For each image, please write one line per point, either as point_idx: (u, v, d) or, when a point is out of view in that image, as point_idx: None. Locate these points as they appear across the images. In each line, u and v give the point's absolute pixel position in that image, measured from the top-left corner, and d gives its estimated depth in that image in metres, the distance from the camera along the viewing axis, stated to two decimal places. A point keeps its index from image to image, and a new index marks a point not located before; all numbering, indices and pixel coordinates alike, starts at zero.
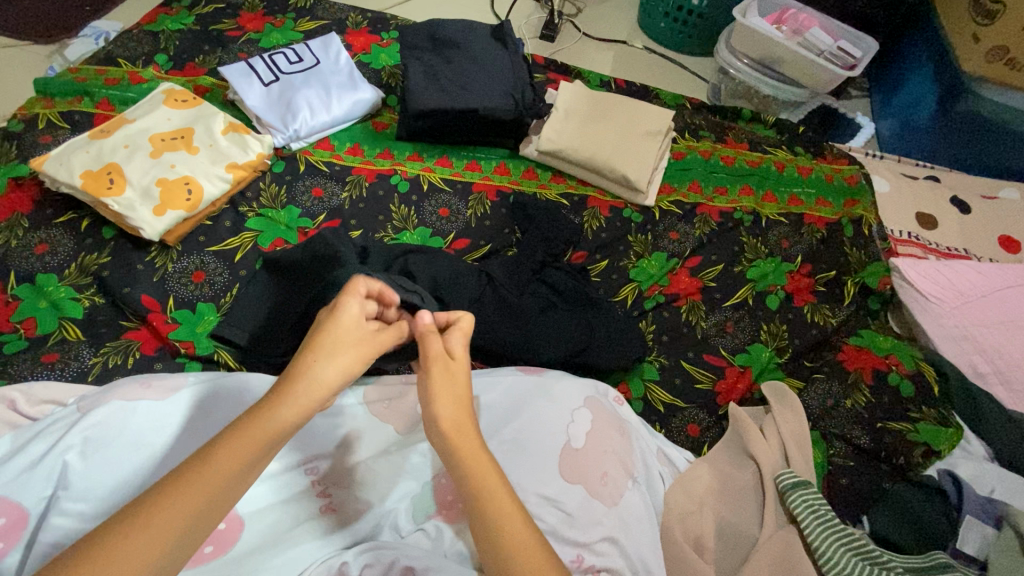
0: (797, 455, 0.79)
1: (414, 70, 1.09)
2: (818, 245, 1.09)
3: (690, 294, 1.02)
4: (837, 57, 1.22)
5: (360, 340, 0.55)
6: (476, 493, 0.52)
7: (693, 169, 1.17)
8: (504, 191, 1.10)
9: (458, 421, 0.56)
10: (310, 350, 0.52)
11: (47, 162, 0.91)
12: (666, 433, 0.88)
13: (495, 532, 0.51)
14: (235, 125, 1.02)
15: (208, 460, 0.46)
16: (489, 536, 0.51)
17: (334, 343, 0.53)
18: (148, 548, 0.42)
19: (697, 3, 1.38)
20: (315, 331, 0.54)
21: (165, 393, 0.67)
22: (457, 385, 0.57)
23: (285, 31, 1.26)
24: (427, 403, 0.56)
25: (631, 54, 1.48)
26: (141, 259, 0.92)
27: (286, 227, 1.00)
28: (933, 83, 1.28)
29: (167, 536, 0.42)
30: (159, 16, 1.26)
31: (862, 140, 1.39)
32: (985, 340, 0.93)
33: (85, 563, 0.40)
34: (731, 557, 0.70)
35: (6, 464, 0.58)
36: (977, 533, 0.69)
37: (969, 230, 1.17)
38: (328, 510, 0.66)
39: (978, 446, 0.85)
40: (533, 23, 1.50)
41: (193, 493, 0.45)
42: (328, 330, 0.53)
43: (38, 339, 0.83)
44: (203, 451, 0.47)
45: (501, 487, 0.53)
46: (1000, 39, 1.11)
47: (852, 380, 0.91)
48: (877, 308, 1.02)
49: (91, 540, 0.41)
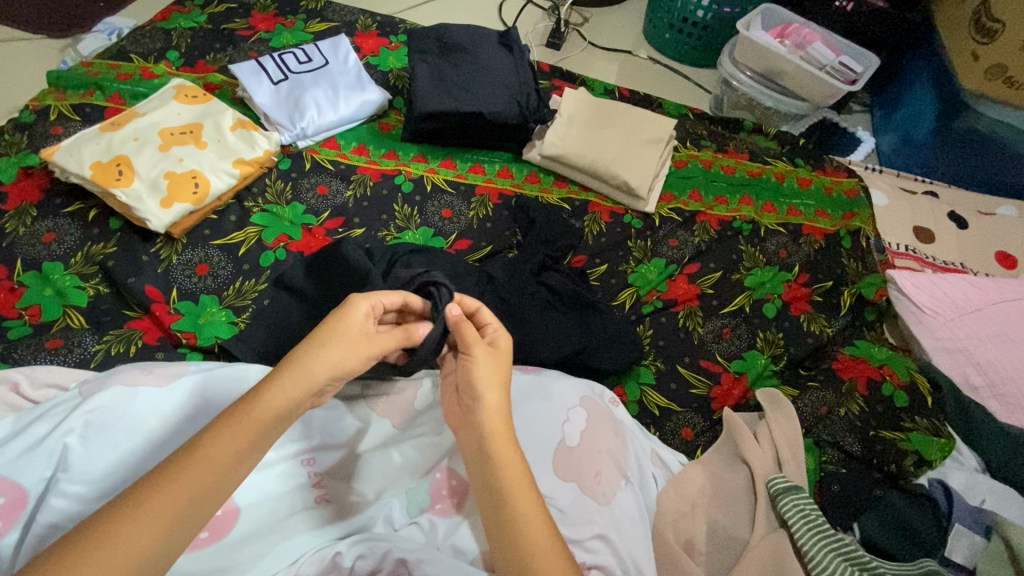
0: (790, 460, 0.80)
1: (422, 73, 1.10)
2: (816, 256, 1.10)
3: (688, 300, 1.02)
4: (838, 72, 1.23)
5: (366, 338, 0.56)
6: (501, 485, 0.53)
7: (694, 178, 1.19)
8: (506, 194, 1.12)
9: (486, 405, 0.56)
10: (306, 343, 0.54)
11: (57, 152, 0.93)
12: (660, 436, 0.89)
13: (510, 522, 0.52)
14: (243, 122, 1.03)
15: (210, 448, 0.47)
16: (506, 529, 0.52)
17: (326, 336, 0.54)
18: (138, 528, 0.43)
19: (702, 16, 1.40)
20: (320, 326, 0.55)
21: (166, 380, 0.67)
22: (492, 373, 0.58)
23: (296, 32, 1.28)
24: (473, 386, 0.58)
25: (635, 64, 1.50)
26: (147, 250, 0.93)
27: (291, 223, 1.01)
28: (933, 99, 1.30)
29: (155, 520, 0.43)
30: (172, 13, 1.28)
31: (862, 154, 1.40)
32: (980, 354, 0.94)
33: (80, 535, 0.41)
34: (721, 560, 0.70)
35: (8, 444, 0.59)
36: (966, 542, 0.70)
37: (965, 245, 1.18)
38: (323, 501, 0.67)
39: (969, 457, 0.85)
40: (540, 31, 1.52)
41: (186, 475, 0.46)
42: (329, 324, 0.55)
43: (42, 325, 0.85)
44: (198, 437, 0.48)
45: (524, 482, 0.54)
46: (999, 57, 1.12)
47: (846, 389, 0.92)
48: (872, 319, 1.03)
49: (87, 516, 0.43)
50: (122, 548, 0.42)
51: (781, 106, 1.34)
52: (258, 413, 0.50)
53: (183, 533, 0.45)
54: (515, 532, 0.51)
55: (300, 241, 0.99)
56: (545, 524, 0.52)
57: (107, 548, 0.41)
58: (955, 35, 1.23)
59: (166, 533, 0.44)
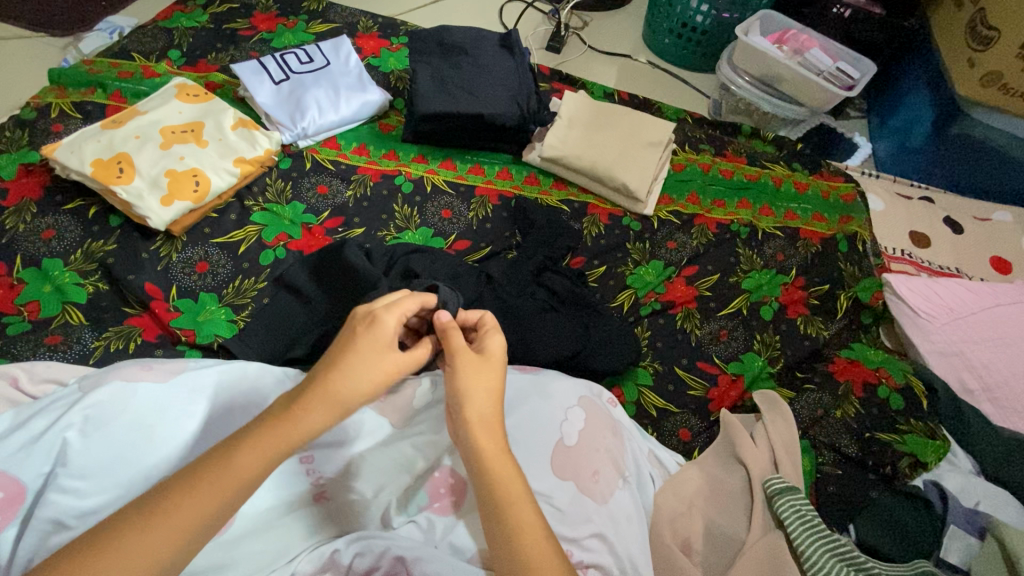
0: (786, 461, 0.80)
1: (423, 75, 1.11)
2: (813, 259, 1.11)
3: (686, 302, 1.03)
4: (835, 78, 1.25)
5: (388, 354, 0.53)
6: (502, 497, 0.53)
7: (692, 181, 1.19)
8: (505, 196, 1.12)
9: (473, 420, 0.56)
10: (334, 370, 0.52)
11: (58, 149, 0.93)
12: (658, 436, 0.89)
13: (509, 537, 0.51)
14: (244, 121, 1.03)
15: (231, 458, 0.47)
16: (506, 542, 0.51)
17: (355, 361, 0.52)
18: (166, 540, 0.43)
19: (701, 21, 1.41)
20: (347, 341, 0.53)
21: (166, 376, 0.67)
22: (484, 386, 0.57)
23: (297, 32, 1.29)
24: (461, 400, 0.56)
25: (634, 68, 1.51)
26: (147, 248, 0.94)
27: (291, 222, 1.01)
28: (930, 106, 1.31)
29: (183, 532, 0.44)
30: (174, 13, 1.28)
31: (858, 159, 1.41)
32: (975, 358, 0.95)
33: (106, 544, 0.42)
34: (717, 560, 0.71)
35: (7, 439, 0.59)
36: (961, 545, 0.71)
37: (961, 250, 1.19)
38: (321, 499, 0.67)
39: (964, 460, 0.85)
40: (540, 34, 1.53)
41: (213, 490, 0.46)
42: (354, 345, 0.52)
43: (41, 322, 0.85)
44: (227, 449, 0.48)
45: (523, 493, 0.53)
46: (996, 65, 1.13)
47: (842, 392, 0.93)
48: (868, 322, 1.04)
49: (113, 524, 0.43)
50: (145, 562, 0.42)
51: (780, 110, 1.34)
52: (289, 427, 0.49)
53: (197, 541, 0.45)
54: (513, 542, 0.51)
55: (300, 240, 0.99)
56: (550, 541, 0.51)
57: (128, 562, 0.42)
58: (950, 42, 1.25)
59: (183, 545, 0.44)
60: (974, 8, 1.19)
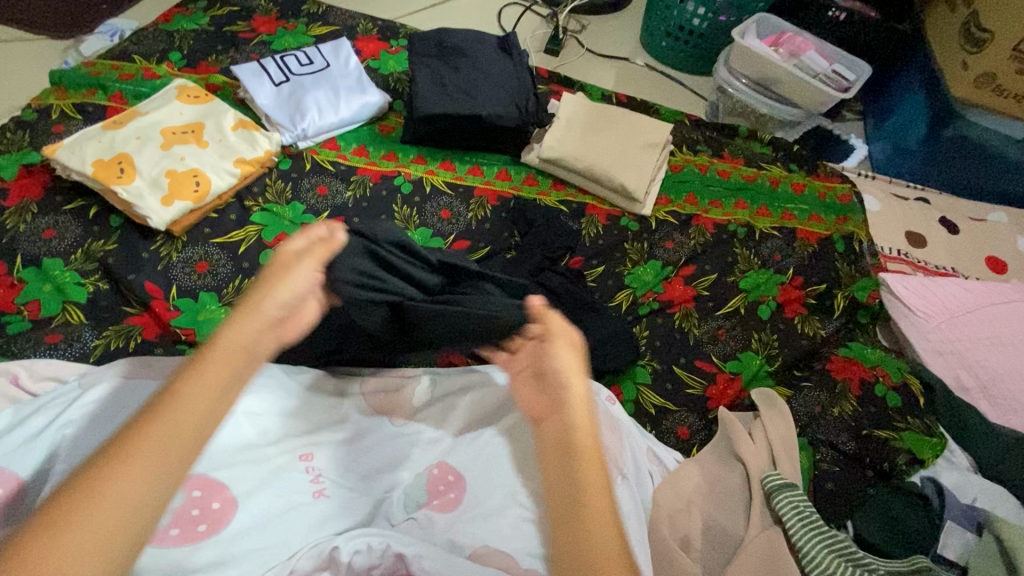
0: (784, 458, 0.80)
1: (422, 77, 1.12)
2: (810, 259, 1.12)
3: (684, 302, 1.04)
4: (831, 80, 1.27)
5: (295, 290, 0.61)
6: (579, 490, 0.52)
7: (690, 182, 1.20)
8: (504, 196, 1.13)
9: (570, 417, 0.56)
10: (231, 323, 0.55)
11: (59, 149, 0.94)
12: (656, 434, 0.89)
13: (580, 532, 0.49)
14: (244, 122, 1.04)
15: (183, 400, 0.48)
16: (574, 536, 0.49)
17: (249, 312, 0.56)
18: (139, 477, 0.44)
19: (698, 24, 1.42)
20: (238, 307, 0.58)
21: (165, 373, 0.69)
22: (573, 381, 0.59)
23: (297, 35, 1.30)
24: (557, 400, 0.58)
25: (632, 70, 1.52)
26: (147, 248, 0.94)
27: (290, 222, 1.01)
28: (924, 107, 1.32)
29: (150, 467, 0.44)
30: (175, 16, 1.29)
31: (854, 161, 1.42)
32: (970, 356, 0.95)
33: (82, 494, 0.42)
34: (715, 556, 0.71)
35: (8, 436, 0.60)
36: (958, 539, 0.72)
37: (957, 250, 1.20)
38: (321, 496, 0.66)
39: (961, 457, 0.86)
40: (538, 37, 1.54)
41: (167, 420, 0.47)
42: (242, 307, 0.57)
43: (42, 321, 0.85)
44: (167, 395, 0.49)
45: (598, 489, 0.52)
46: (988, 66, 1.15)
47: (840, 390, 0.93)
48: (866, 321, 1.04)
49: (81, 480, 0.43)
50: (125, 501, 0.43)
51: (776, 112, 1.35)
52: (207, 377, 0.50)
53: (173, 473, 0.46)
54: (583, 537, 0.49)
55: None
56: (620, 546, 0.49)
57: (107, 502, 0.42)
58: (945, 44, 1.26)
59: (155, 482, 0.44)
60: (968, 11, 1.21)
